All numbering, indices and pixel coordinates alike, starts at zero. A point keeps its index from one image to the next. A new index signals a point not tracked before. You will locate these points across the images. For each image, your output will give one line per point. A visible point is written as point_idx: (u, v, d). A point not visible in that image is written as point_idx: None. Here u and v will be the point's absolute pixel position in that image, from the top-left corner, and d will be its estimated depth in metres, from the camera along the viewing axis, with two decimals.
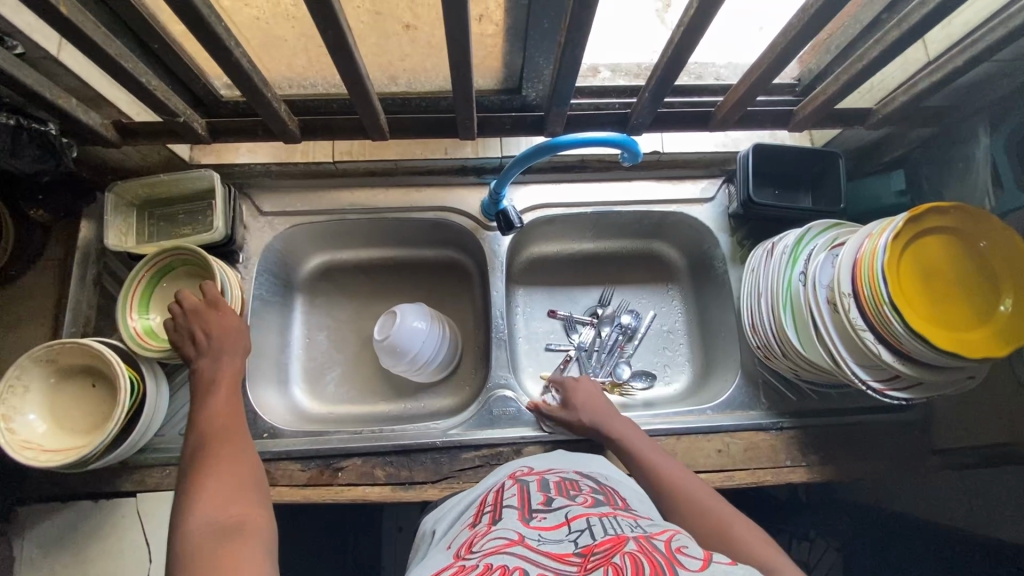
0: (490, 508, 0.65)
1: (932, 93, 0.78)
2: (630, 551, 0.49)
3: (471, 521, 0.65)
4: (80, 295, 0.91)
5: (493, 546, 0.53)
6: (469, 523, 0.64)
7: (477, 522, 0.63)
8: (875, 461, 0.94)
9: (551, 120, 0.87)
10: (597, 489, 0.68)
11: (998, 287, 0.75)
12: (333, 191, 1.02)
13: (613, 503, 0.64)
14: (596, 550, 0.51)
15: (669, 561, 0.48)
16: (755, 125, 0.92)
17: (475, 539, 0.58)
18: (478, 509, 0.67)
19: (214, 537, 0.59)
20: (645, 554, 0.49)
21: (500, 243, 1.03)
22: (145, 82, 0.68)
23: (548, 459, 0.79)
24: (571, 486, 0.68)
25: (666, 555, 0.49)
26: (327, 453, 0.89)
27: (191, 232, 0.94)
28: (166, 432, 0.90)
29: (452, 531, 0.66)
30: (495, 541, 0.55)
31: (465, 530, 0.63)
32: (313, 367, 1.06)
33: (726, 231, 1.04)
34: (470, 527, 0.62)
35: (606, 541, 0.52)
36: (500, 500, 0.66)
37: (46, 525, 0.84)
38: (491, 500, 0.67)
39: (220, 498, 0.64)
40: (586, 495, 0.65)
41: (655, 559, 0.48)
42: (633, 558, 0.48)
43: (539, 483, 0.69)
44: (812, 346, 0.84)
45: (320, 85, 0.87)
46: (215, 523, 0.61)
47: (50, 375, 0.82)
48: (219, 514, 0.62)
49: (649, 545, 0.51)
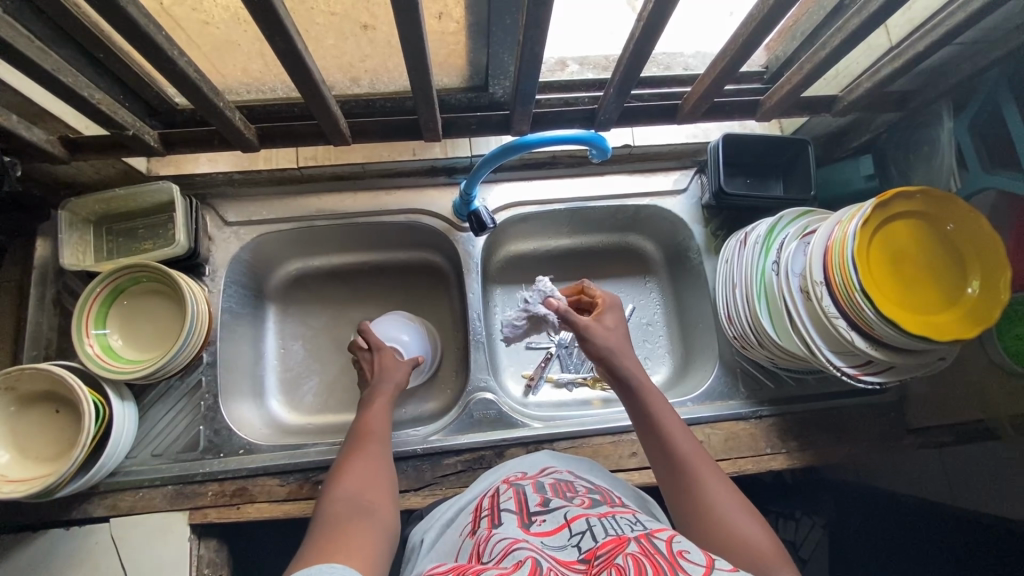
0: (486, 513, 0.64)
1: (896, 78, 0.77)
2: (632, 552, 0.49)
3: (470, 529, 0.64)
4: (39, 317, 0.88)
5: (500, 549, 0.53)
6: (469, 531, 0.63)
7: (476, 528, 0.62)
8: (854, 444, 0.95)
9: (516, 117, 0.85)
10: (592, 488, 0.69)
11: (965, 269, 0.76)
12: (299, 197, 0.99)
13: (610, 501, 0.65)
14: (600, 554, 0.51)
15: (672, 565, 0.47)
16: (724, 116, 0.91)
17: (478, 546, 0.57)
18: (474, 515, 0.67)
19: (353, 511, 0.60)
20: (646, 556, 0.49)
21: (475, 244, 1.01)
22: (87, 96, 0.65)
23: (529, 462, 0.79)
24: (567, 488, 0.68)
25: (668, 558, 0.48)
26: (305, 467, 0.87)
27: (153, 247, 0.91)
28: (137, 454, 0.87)
29: (449, 541, 0.65)
30: (501, 542, 0.55)
31: (464, 539, 0.62)
32: (290, 378, 1.04)
33: (700, 222, 1.04)
34: (470, 533, 0.62)
35: (608, 543, 0.52)
36: (497, 504, 0.65)
37: (15, 557, 0.81)
38: (487, 504, 0.67)
39: (358, 481, 0.65)
40: (583, 496, 0.65)
41: (657, 562, 0.48)
42: (636, 559, 0.48)
43: (534, 485, 0.68)
44: (785, 333, 0.84)
45: (279, 89, 0.84)
46: (353, 499, 0.62)
47: (11, 404, 0.79)
48: (359, 492, 0.63)
49: (650, 546, 0.51)
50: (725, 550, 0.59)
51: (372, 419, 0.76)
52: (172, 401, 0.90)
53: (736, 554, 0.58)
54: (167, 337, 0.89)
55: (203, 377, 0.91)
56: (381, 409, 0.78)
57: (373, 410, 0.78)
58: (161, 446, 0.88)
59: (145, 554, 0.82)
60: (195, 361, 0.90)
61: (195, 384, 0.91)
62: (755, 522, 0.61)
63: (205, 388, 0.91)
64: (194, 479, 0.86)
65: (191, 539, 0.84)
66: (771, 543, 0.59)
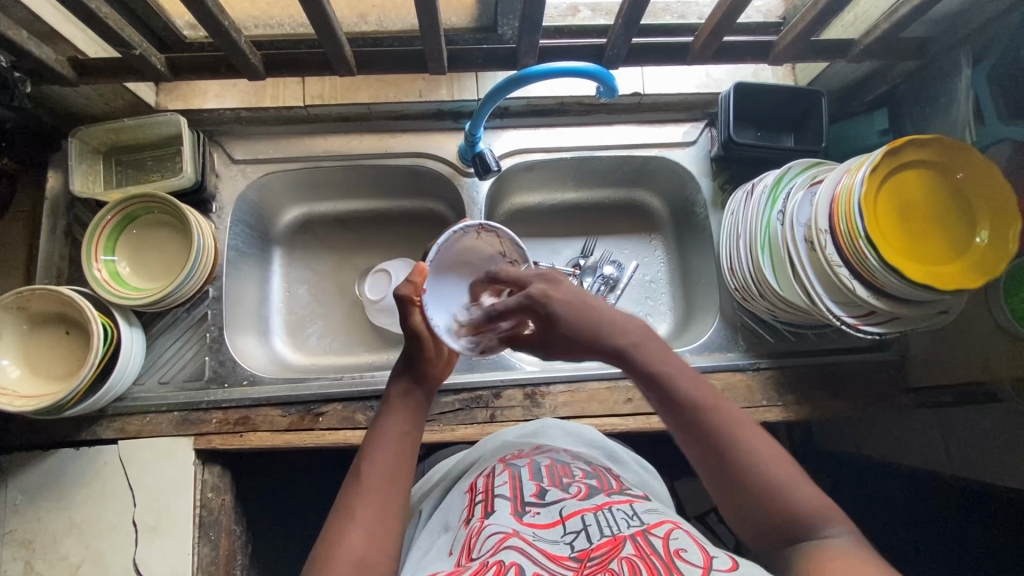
0: (480, 497, 0.62)
1: (913, 19, 0.75)
2: (627, 555, 0.49)
3: (465, 513, 0.62)
4: (51, 247, 0.90)
5: (489, 545, 0.53)
6: (463, 518, 0.61)
7: (470, 517, 0.60)
8: (852, 399, 0.95)
9: (523, 52, 0.83)
10: (590, 472, 0.66)
11: (975, 219, 0.75)
12: (307, 137, 1.00)
13: (607, 488, 0.62)
14: (594, 556, 0.50)
15: (668, 567, 0.47)
16: (736, 60, 0.89)
17: (471, 538, 0.56)
18: (468, 497, 0.64)
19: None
20: (642, 558, 0.49)
21: (479, 189, 1.00)
22: (94, 8, 0.68)
23: (526, 434, 0.76)
24: (563, 472, 0.65)
25: (664, 560, 0.48)
26: (307, 399, 0.89)
27: (160, 178, 0.92)
28: (145, 381, 0.90)
29: (445, 522, 0.63)
30: (491, 538, 0.54)
31: (459, 523, 0.61)
32: (295, 320, 1.06)
33: (708, 175, 1.03)
34: (464, 520, 0.60)
35: (603, 544, 0.51)
36: (491, 488, 0.63)
37: (27, 473, 0.84)
38: (482, 487, 0.64)
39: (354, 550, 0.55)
40: (580, 483, 0.62)
41: (653, 564, 0.48)
42: (631, 563, 0.48)
43: (530, 469, 0.65)
44: (787, 281, 0.84)
45: (287, 24, 0.84)
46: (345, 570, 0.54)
47: (23, 323, 0.82)
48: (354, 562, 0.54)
49: (647, 545, 0.51)
50: (769, 523, 0.55)
51: (382, 457, 0.62)
52: (178, 332, 0.92)
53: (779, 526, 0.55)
54: (174, 268, 0.90)
55: (209, 311, 0.93)
56: (393, 448, 0.63)
57: (383, 443, 0.63)
58: (168, 374, 0.90)
59: (150, 478, 0.85)
60: (201, 294, 0.92)
61: (201, 317, 0.93)
62: (797, 482, 0.56)
63: (211, 321, 0.93)
64: (199, 407, 0.88)
65: (195, 463, 0.86)
66: (824, 503, 0.55)
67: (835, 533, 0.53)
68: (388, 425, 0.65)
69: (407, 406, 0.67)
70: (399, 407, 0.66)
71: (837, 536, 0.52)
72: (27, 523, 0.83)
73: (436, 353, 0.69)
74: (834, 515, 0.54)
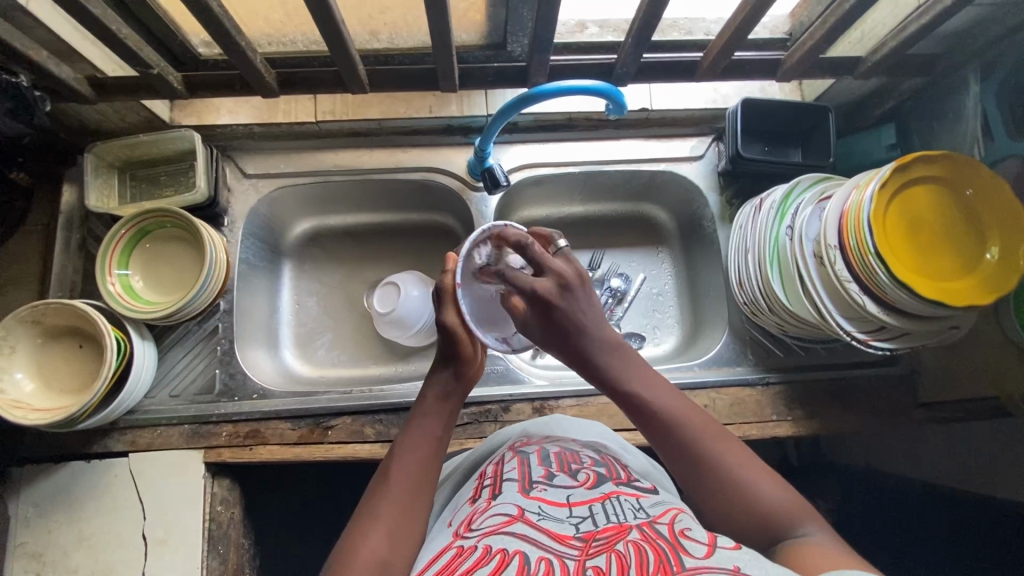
0: (488, 481, 0.63)
1: (922, 37, 0.76)
2: (633, 538, 0.49)
3: (471, 493, 0.63)
4: (65, 260, 0.91)
5: (492, 526, 0.53)
6: (468, 498, 0.62)
7: (476, 497, 0.61)
8: (862, 414, 0.94)
9: (533, 70, 0.84)
10: (598, 460, 0.66)
11: (986, 234, 0.75)
12: (317, 152, 1.01)
13: (615, 476, 0.62)
14: (599, 537, 0.50)
15: (673, 547, 0.47)
16: (744, 77, 0.90)
17: (473, 516, 0.57)
18: (477, 482, 0.65)
19: None
20: (648, 541, 0.49)
21: (488, 204, 1.01)
22: (114, 30, 0.69)
23: (537, 426, 0.77)
24: (572, 459, 0.65)
25: (670, 541, 0.48)
26: (316, 412, 0.89)
27: (173, 193, 0.93)
28: (156, 395, 0.90)
29: (453, 504, 0.64)
30: (495, 519, 0.54)
31: (464, 504, 0.61)
32: (304, 332, 1.06)
33: (716, 189, 1.04)
34: (470, 500, 0.61)
35: (609, 528, 0.51)
36: (499, 473, 0.63)
37: (38, 486, 0.85)
38: (491, 472, 0.65)
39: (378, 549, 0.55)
40: (588, 469, 0.62)
41: (659, 546, 0.48)
42: (637, 545, 0.48)
43: (539, 454, 0.66)
44: (798, 301, 0.84)
45: (300, 41, 0.85)
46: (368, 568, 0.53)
47: (37, 337, 0.82)
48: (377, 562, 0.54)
49: (652, 531, 0.50)
50: (751, 527, 0.56)
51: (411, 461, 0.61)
52: (190, 345, 0.92)
53: (763, 534, 0.55)
54: (186, 281, 0.91)
55: (220, 324, 0.93)
56: (422, 453, 0.62)
57: (413, 447, 0.63)
58: (178, 387, 0.91)
59: (161, 489, 0.85)
60: (212, 307, 0.93)
61: (212, 330, 0.93)
62: (773, 484, 0.57)
63: (222, 334, 0.93)
64: (209, 420, 0.89)
65: (205, 476, 0.87)
66: (794, 505, 0.56)
67: (813, 531, 0.53)
68: (422, 425, 0.65)
69: (441, 410, 0.66)
70: (432, 411, 0.66)
71: (812, 533, 0.53)
72: (37, 535, 0.83)
73: (475, 351, 0.68)
74: (814, 515, 0.55)
